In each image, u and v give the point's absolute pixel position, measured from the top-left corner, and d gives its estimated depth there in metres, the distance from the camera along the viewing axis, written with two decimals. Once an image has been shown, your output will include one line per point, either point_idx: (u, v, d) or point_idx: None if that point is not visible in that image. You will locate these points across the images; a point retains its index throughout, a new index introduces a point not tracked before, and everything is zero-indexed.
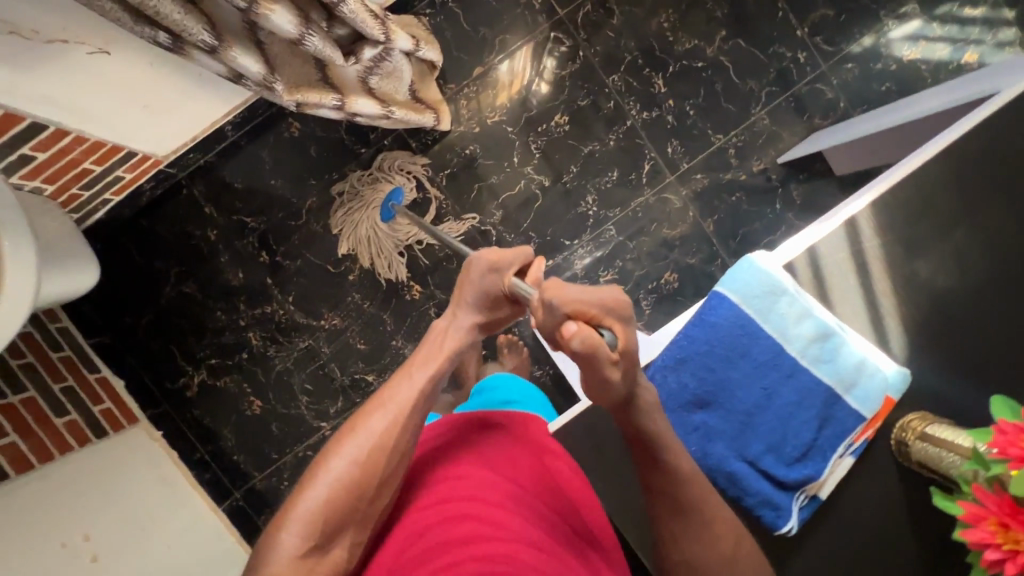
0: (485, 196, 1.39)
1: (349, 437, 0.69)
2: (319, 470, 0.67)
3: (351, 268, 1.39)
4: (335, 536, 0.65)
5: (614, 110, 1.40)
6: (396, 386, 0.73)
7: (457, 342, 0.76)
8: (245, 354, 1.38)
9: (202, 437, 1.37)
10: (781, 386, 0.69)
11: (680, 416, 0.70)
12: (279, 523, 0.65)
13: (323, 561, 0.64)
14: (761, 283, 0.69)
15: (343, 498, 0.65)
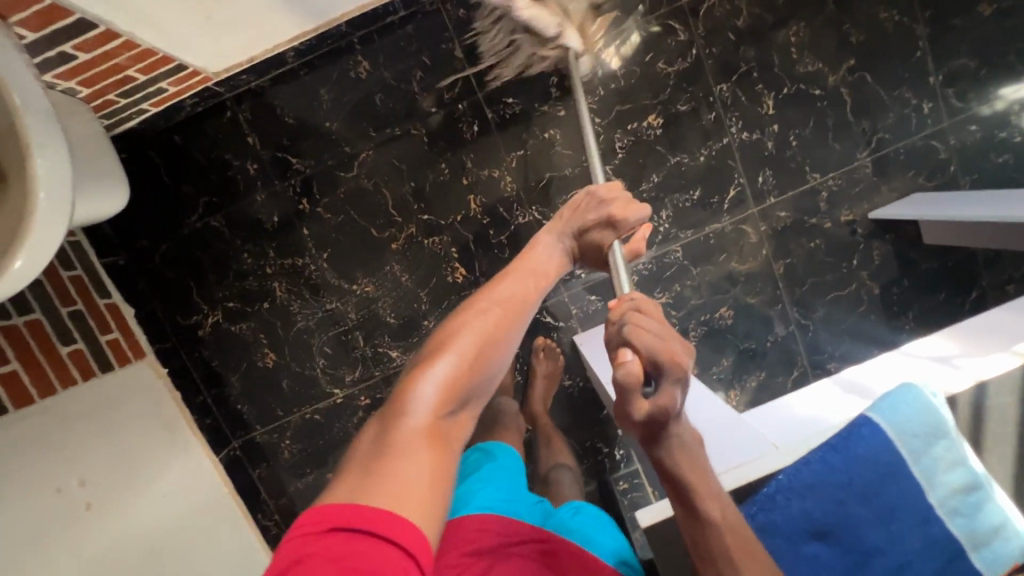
0: (554, 188, 1.27)
1: (477, 320, 0.72)
2: (444, 343, 0.69)
3: (396, 236, 1.27)
4: (461, 404, 0.66)
5: (713, 123, 1.27)
6: (509, 283, 0.80)
7: (558, 264, 0.89)
8: (267, 303, 1.28)
9: (208, 380, 1.30)
10: (908, 536, 0.54)
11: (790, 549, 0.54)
12: (412, 381, 0.65)
13: (453, 422, 0.65)
14: (921, 414, 0.55)
15: (471, 370, 0.67)
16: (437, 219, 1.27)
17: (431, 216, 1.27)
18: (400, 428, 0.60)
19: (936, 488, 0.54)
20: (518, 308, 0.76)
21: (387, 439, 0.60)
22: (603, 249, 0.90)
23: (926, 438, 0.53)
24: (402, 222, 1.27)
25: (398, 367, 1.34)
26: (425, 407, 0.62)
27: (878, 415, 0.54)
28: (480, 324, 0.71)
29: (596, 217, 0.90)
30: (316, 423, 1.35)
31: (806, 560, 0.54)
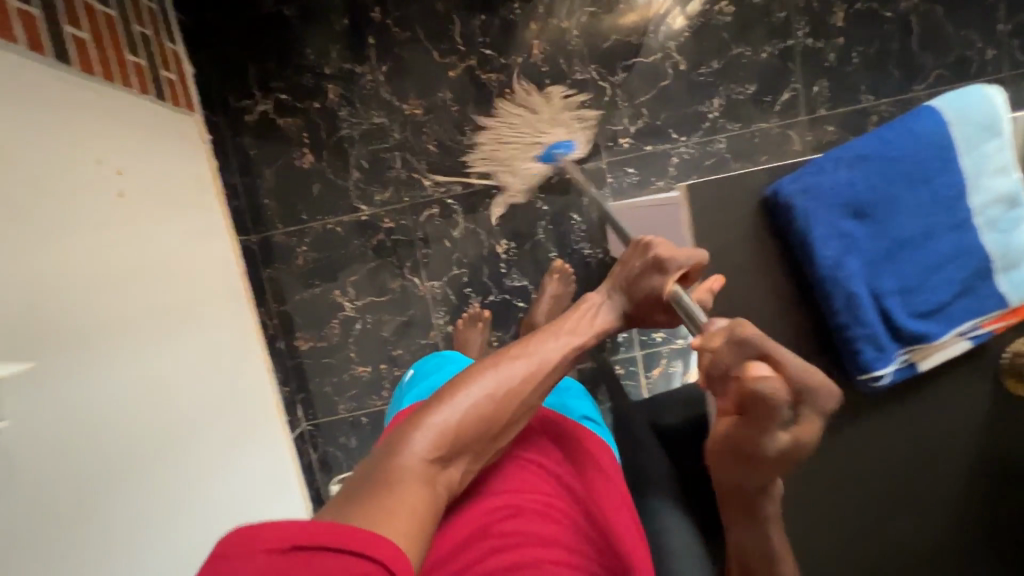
0: (616, 52, 1.31)
1: (496, 373, 0.69)
2: (450, 394, 0.66)
3: (455, 65, 1.31)
4: (458, 456, 0.64)
5: (781, 22, 1.30)
6: (544, 342, 0.75)
7: (603, 327, 0.80)
8: (317, 103, 1.31)
9: (242, 167, 1.32)
10: (943, 233, 0.73)
11: (835, 213, 0.71)
12: (414, 421, 0.64)
13: (442, 474, 0.63)
14: (983, 118, 0.73)
15: (479, 423, 0.66)
16: (498, 56, 1.31)
17: (493, 53, 1.30)
18: (396, 464, 0.59)
19: (981, 191, 0.73)
20: (536, 377, 0.71)
21: (389, 465, 0.59)
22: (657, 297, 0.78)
23: (983, 130, 0.72)
24: (465, 52, 1.30)
25: (428, 197, 1.36)
26: (418, 450, 0.61)
27: (939, 104, 0.72)
28: (497, 384, 0.68)
29: (642, 265, 0.79)
30: (335, 236, 1.36)
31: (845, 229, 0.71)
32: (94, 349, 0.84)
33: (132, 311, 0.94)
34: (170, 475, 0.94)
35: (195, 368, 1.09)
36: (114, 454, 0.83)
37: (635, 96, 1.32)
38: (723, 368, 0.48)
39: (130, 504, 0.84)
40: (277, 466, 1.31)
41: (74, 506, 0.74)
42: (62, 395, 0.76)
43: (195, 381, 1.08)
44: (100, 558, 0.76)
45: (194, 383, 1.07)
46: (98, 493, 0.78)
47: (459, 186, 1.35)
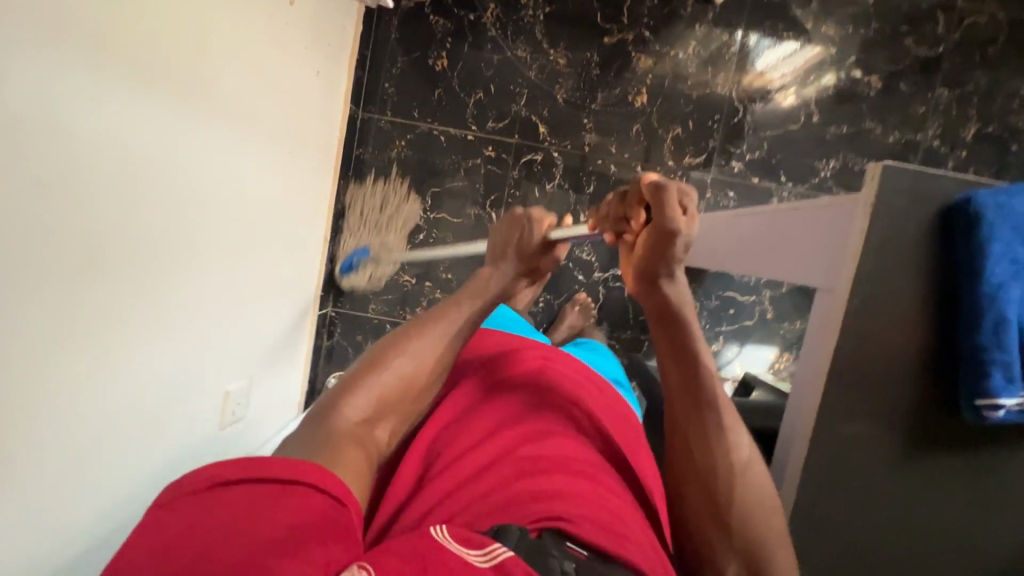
0: (755, 87, 1.36)
1: (403, 338, 0.63)
2: (376, 368, 0.60)
3: (610, 33, 1.35)
4: (386, 414, 0.59)
5: (918, 115, 1.35)
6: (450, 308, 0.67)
7: (512, 283, 0.74)
8: (473, 16, 1.34)
9: (379, 45, 1.35)
10: None
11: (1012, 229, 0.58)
12: (340, 394, 0.57)
13: (371, 438, 0.56)
14: None
15: (403, 385, 0.60)
16: (654, 41, 1.35)
17: (651, 36, 1.35)
18: (331, 421, 0.54)
19: None
20: (448, 327, 0.65)
21: (320, 428, 0.53)
22: (548, 245, 0.76)
23: None
24: (626, 25, 1.35)
25: (537, 144, 1.38)
26: (350, 415, 0.55)
27: None
28: (405, 351, 0.61)
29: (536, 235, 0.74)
30: (436, 143, 1.38)
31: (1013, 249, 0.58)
32: (228, 109, 0.86)
33: (257, 111, 0.95)
34: (198, 289, 0.86)
35: (260, 197, 1.01)
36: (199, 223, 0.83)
37: (761, 127, 1.37)
38: (625, 207, 0.64)
39: (151, 298, 0.75)
40: (297, 333, 1.29)
41: (101, 268, 0.65)
42: (138, 152, 0.68)
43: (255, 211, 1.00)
44: (103, 342, 0.68)
45: (252, 213, 0.99)
46: (131, 273, 0.70)
47: (570, 145, 1.38)
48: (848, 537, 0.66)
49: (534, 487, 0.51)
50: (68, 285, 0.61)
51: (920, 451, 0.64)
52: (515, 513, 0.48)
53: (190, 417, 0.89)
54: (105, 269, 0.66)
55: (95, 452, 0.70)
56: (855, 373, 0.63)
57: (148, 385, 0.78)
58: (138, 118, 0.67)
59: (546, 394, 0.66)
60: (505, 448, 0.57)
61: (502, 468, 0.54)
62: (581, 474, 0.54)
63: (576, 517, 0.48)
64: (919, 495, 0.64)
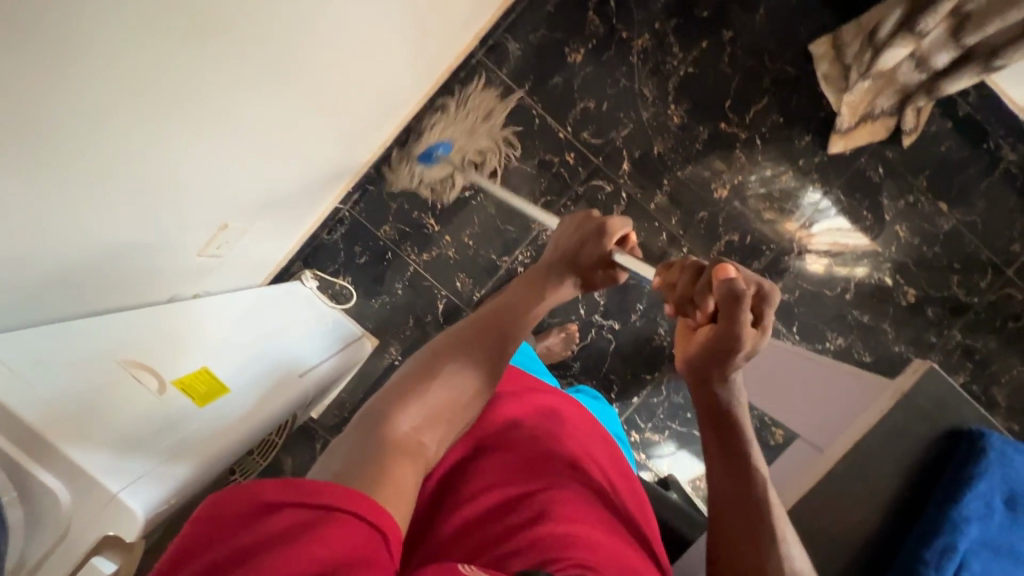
0: (810, 242, 1.42)
1: (457, 343, 0.62)
2: (422, 381, 0.57)
3: (728, 122, 1.39)
4: (434, 424, 0.55)
5: (926, 343, 1.44)
6: (492, 315, 0.69)
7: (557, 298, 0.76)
8: (624, 35, 1.36)
9: (531, 8, 1.35)
10: None
11: (997, 477, 0.62)
12: (391, 403, 0.54)
13: (422, 453, 0.53)
14: None
15: (448, 396, 0.58)
16: (760, 152, 1.40)
17: (760, 146, 1.40)
18: (380, 431, 0.51)
19: None
20: (500, 326, 0.67)
21: (361, 441, 0.50)
22: (606, 264, 0.79)
23: None
24: (744, 124, 1.39)
25: (613, 176, 1.40)
26: (399, 422, 0.53)
27: None
28: (458, 362, 0.60)
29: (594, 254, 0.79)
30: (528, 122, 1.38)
31: (990, 493, 0.62)
32: None
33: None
34: (258, 104, 0.82)
35: (356, 65, 0.98)
36: (273, 51, 0.78)
37: (801, 278, 1.43)
38: (696, 289, 0.58)
39: (219, 78, 0.71)
40: (305, 212, 1.25)
41: (198, 15, 0.62)
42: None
43: (346, 73, 0.97)
44: (160, 86, 0.63)
45: (336, 77, 0.95)
46: (212, 52, 0.67)
47: (639, 194, 1.41)
48: None
49: (556, 532, 0.50)
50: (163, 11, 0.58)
51: None
52: (541, 550, 0.48)
53: (177, 226, 0.84)
54: (196, 22, 0.62)
55: (70, 204, 0.62)
56: (807, 527, 0.65)
57: (165, 162, 0.72)
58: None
59: (565, 442, 0.64)
60: (526, 489, 0.56)
61: (526, 509, 0.53)
62: (600, 529, 0.52)
63: (602, 569, 0.47)
64: None
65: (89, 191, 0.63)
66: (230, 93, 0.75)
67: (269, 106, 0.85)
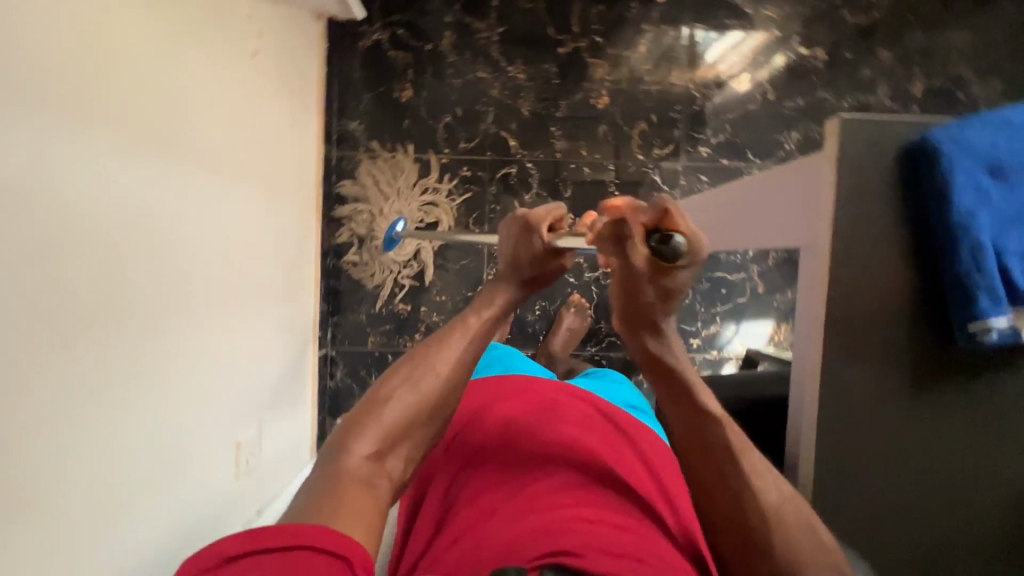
0: (705, 80, 1.42)
1: (415, 359, 0.62)
2: (381, 401, 0.58)
3: (564, 43, 1.41)
4: (397, 447, 0.57)
5: (865, 80, 1.41)
6: (454, 324, 0.66)
7: (506, 294, 0.69)
8: (430, 45, 1.39)
9: (343, 85, 1.39)
10: None
11: (971, 160, 0.60)
12: (350, 430, 0.56)
13: (386, 475, 0.56)
14: None
15: (414, 418, 0.59)
16: (607, 45, 1.41)
17: (603, 41, 1.41)
18: (336, 466, 0.53)
19: None
20: (441, 362, 0.62)
21: (321, 472, 0.53)
22: (553, 253, 0.68)
23: None
24: (576, 34, 1.41)
25: (509, 157, 1.42)
26: (360, 450, 0.55)
27: None
28: (410, 385, 0.60)
29: (542, 243, 0.68)
30: (412, 172, 1.41)
31: (978, 179, 0.60)
32: (201, 163, 0.87)
33: (229, 163, 0.97)
34: (196, 339, 0.86)
35: (244, 238, 1.02)
36: (184, 281, 0.82)
37: (722, 113, 1.42)
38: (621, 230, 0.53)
39: (155, 334, 0.75)
40: (299, 375, 1.29)
41: (110, 303, 0.66)
42: (124, 192, 0.69)
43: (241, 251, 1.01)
44: (115, 385, 0.67)
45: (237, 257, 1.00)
46: (141, 320, 0.72)
47: (541, 154, 1.42)
48: (875, 478, 0.66)
49: (530, 531, 0.53)
50: (86, 331, 0.62)
51: (925, 383, 0.65)
52: (519, 553, 0.51)
53: (202, 466, 0.87)
54: (117, 307, 0.67)
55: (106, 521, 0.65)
56: (850, 320, 0.65)
57: (157, 428, 0.76)
58: (128, 164, 0.69)
59: (547, 436, 0.66)
60: (514, 480, 0.61)
61: (499, 517, 0.56)
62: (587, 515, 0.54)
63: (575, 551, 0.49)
64: (933, 426, 0.65)
65: (111, 502, 0.66)
66: (172, 339, 0.79)
67: (207, 332, 0.89)
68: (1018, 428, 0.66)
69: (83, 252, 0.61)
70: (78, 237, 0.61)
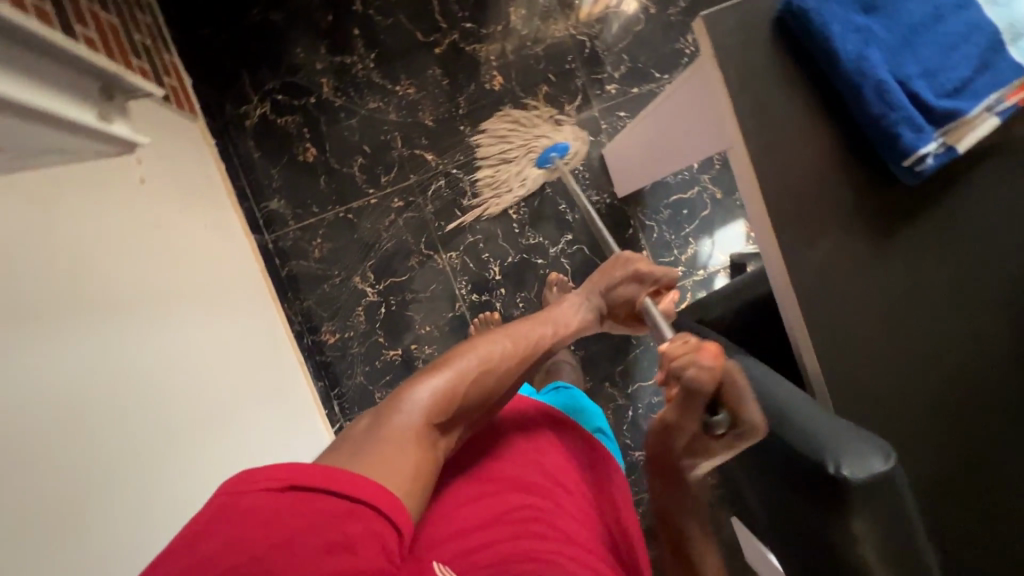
0: (584, 21, 1.40)
1: (483, 342, 0.68)
2: (445, 369, 0.64)
3: (439, 42, 1.38)
4: (455, 423, 0.62)
5: None
6: (532, 326, 0.75)
7: (581, 323, 0.81)
8: (313, 97, 1.37)
9: (247, 170, 1.36)
10: (951, 14, 0.60)
11: (842, 6, 0.59)
12: (407, 388, 0.61)
13: (435, 447, 0.59)
14: None
15: (472, 395, 0.64)
16: (478, 28, 1.39)
17: (474, 25, 1.38)
18: (389, 432, 0.56)
19: None
20: (526, 352, 0.71)
21: (376, 436, 0.56)
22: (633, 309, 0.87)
23: None
24: (446, 28, 1.38)
25: (433, 171, 1.39)
26: (417, 416, 0.58)
27: None
28: (487, 365, 0.66)
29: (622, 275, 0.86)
30: (348, 224, 1.38)
31: (854, 20, 0.59)
32: (127, 306, 0.85)
33: (161, 294, 0.94)
34: (197, 483, 0.86)
35: (207, 358, 1.01)
36: (158, 428, 0.82)
37: (614, 45, 1.40)
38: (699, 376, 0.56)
39: (144, 497, 0.75)
40: None
41: (78, 489, 0.65)
42: (54, 377, 0.67)
43: (210, 373, 1.00)
44: (115, 566, 0.66)
45: (207, 379, 0.98)
46: (122, 491, 0.71)
47: (461, 155, 1.40)
48: (881, 341, 0.64)
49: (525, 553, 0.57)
50: (67, 537, 0.61)
51: (889, 233, 0.64)
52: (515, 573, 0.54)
53: None
54: (90, 493, 0.66)
55: None
56: (794, 203, 0.63)
57: None
58: (50, 352, 0.68)
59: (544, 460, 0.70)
60: (501, 507, 0.61)
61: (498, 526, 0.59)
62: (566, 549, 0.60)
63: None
64: (913, 269, 0.64)
65: None
66: (164, 492, 0.78)
67: (205, 470, 0.89)
68: (993, 238, 0.65)
69: (41, 464, 0.61)
70: (32, 451, 0.60)
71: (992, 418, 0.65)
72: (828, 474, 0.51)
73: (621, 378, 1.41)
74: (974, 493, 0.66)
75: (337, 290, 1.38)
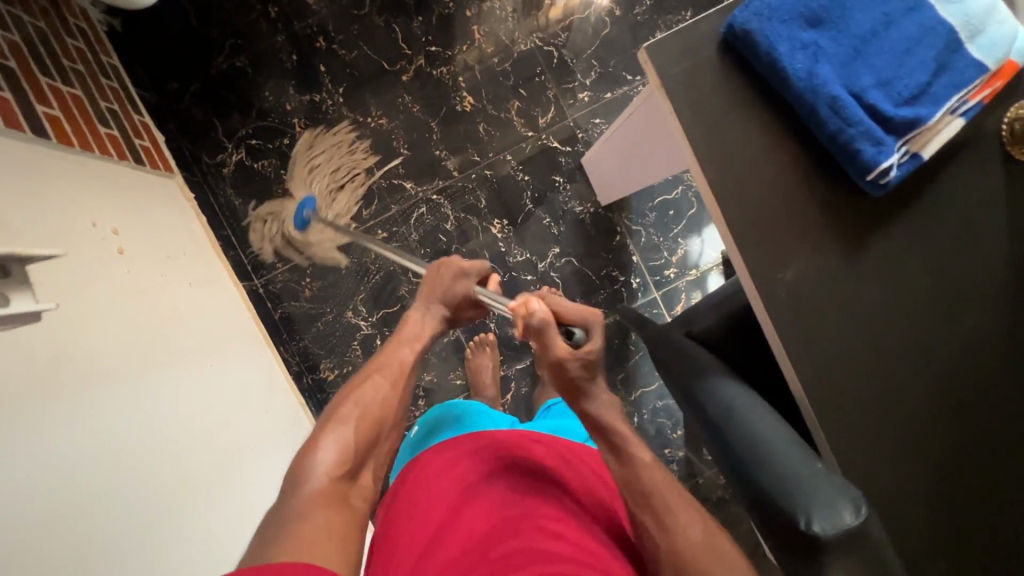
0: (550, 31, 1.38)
1: (355, 390, 0.67)
2: (329, 425, 0.63)
3: (406, 69, 1.37)
4: (362, 464, 0.62)
5: None
6: (390, 358, 0.72)
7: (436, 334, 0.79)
8: (287, 138, 1.37)
9: (230, 217, 1.37)
10: (902, 18, 0.58)
11: (785, 24, 0.57)
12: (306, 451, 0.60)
13: (352, 490, 0.59)
14: None
15: (361, 437, 0.63)
16: (443, 50, 1.37)
17: (438, 48, 1.37)
18: (302, 498, 0.54)
19: None
20: (396, 379, 0.70)
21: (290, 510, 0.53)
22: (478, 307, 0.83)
23: None
24: (411, 54, 1.37)
25: (413, 198, 1.39)
26: (322, 471, 0.57)
27: None
28: (356, 405, 0.65)
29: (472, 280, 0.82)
30: (334, 260, 1.39)
31: (800, 37, 0.57)
32: (117, 377, 0.86)
33: (152, 359, 0.96)
34: (202, 543, 0.88)
35: (205, 415, 1.02)
36: (157, 497, 0.83)
37: (583, 51, 1.38)
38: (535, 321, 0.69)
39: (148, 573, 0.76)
40: None
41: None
42: (42, 469, 0.68)
43: (208, 430, 1.01)
44: None
45: (205, 437, 0.99)
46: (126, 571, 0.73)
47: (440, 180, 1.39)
48: (862, 356, 0.63)
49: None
50: None
51: (859, 245, 0.62)
52: None
53: None
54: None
55: None
56: (758, 226, 0.62)
57: None
58: (39, 443, 0.69)
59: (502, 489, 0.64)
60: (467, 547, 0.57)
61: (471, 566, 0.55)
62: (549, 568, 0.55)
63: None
64: (888, 280, 0.62)
65: None
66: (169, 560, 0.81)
67: (208, 529, 0.91)
68: (971, 237, 0.62)
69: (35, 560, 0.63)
70: (28, 543, 0.63)
71: (988, 423, 0.63)
72: (801, 527, 0.56)
73: (624, 385, 1.39)
74: (979, 503, 0.63)
75: (331, 326, 1.39)
